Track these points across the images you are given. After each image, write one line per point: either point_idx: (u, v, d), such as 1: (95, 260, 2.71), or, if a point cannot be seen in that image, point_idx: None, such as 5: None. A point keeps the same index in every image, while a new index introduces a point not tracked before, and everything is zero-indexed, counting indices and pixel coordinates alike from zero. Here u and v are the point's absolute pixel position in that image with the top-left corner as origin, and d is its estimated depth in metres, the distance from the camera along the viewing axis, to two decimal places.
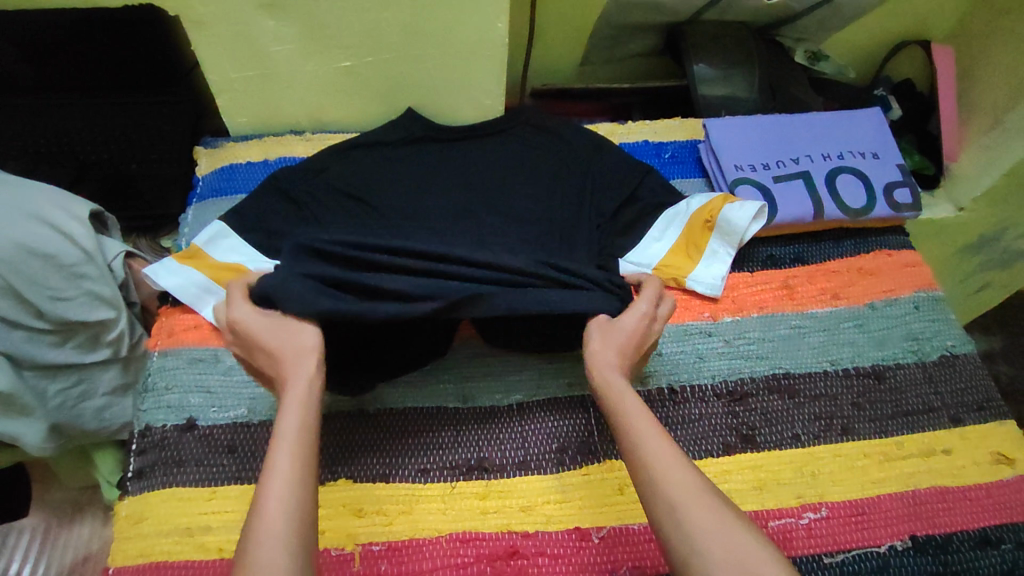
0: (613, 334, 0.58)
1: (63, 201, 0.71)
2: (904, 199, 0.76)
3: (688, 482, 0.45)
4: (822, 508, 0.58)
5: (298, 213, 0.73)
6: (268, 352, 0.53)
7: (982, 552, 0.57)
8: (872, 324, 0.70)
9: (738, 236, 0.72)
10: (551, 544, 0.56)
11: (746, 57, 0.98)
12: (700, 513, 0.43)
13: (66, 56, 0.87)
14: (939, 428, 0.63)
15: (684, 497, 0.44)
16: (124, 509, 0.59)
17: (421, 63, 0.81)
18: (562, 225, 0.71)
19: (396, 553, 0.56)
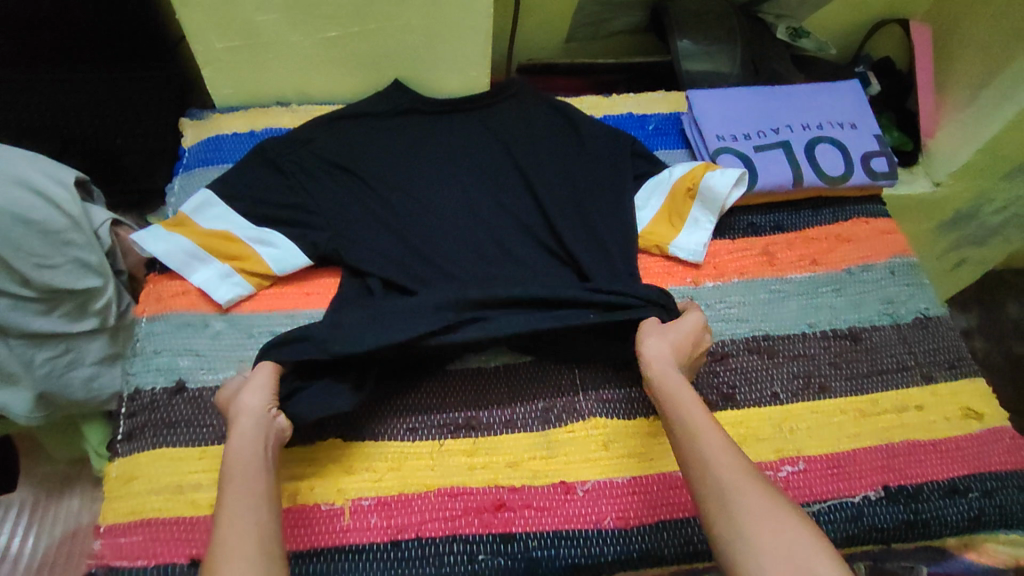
0: (671, 337, 0.60)
1: (47, 167, 0.71)
2: (881, 168, 0.78)
3: (737, 469, 0.48)
4: (800, 461, 0.60)
5: (286, 183, 0.74)
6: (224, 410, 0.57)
7: (950, 500, 0.59)
8: (848, 288, 0.72)
9: (719, 204, 0.73)
10: (537, 498, 0.58)
11: (729, 33, 0.99)
12: (753, 506, 0.46)
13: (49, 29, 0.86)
14: (912, 385, 0.65)
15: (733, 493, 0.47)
16: (115, 470, 0.60)
17: (407, 34, 0.82)
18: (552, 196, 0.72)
19: (386, 507, 0.57)
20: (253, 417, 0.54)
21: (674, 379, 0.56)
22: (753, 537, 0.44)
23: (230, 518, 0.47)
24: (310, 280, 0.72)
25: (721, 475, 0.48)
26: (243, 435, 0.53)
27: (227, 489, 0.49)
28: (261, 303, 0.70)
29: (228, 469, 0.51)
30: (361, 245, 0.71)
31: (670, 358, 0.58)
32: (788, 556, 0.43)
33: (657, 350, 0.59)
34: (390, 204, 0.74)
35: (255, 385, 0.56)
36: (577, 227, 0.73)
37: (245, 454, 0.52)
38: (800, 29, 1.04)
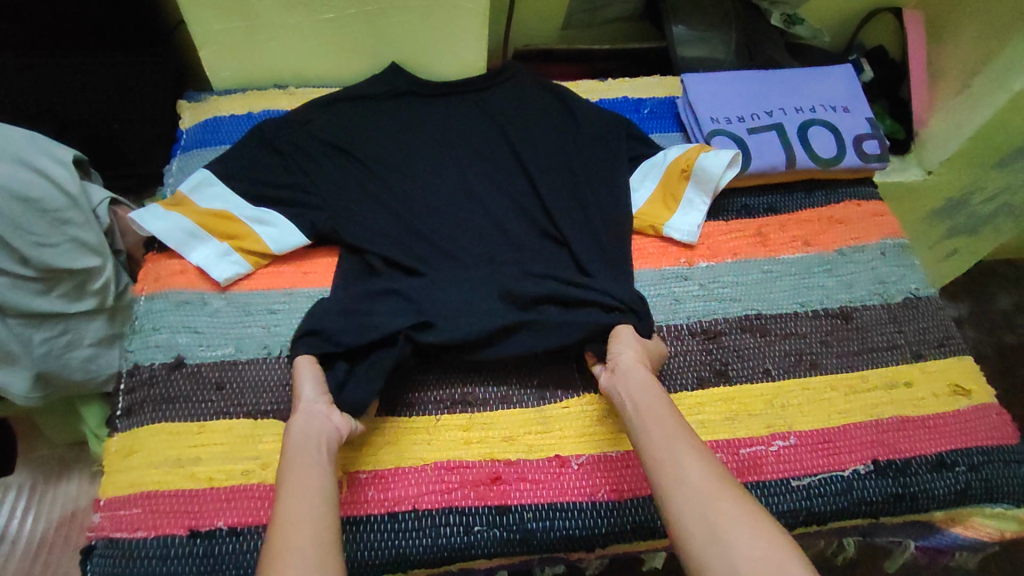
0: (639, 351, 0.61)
1: (45, 146, 0.71)
2: (873, 150, 0.79)
3: (708, 470, 0.49)
4: (791, 436, 0.61)
5: (284, 164, 0.75)
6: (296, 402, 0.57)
7: (938, 474, 0.60)
8: (840, 269, 0.73)
9: (713, 183, 0.74)
10: (532, 471, 0.59)
11: (724, 19, 1.00)
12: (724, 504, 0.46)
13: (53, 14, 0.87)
14: (901, 363, 0.66)
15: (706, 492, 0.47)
16: (114, 445, 0.61)
17: (404, 16, 0.82)
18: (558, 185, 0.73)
19: (383, 479, 0.58)
20: (308, 415, 0.55)
21: (646, 388, 0.57)
22: (727, 542, 0.44)
23: (291, 506, 0.48)
24: (308, 259, 0.72)
25: (693, 482, 0.48)
26: (302, 429, 0.54)
27: (287, 477, 0.50)
28: (259, 282, 0.71)
29: (288, 458, 0.51)
30: (358, 225, 0.71)
31: (642, 371, 0.59)
32: (764, 561, 0.43)
33: (628, 362, 0.60)
34: (387, 185, 0.75)
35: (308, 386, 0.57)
36: (573, 208, 0.74)
37: (304, 444, 0.52)
38: (795, 16, 1.05)
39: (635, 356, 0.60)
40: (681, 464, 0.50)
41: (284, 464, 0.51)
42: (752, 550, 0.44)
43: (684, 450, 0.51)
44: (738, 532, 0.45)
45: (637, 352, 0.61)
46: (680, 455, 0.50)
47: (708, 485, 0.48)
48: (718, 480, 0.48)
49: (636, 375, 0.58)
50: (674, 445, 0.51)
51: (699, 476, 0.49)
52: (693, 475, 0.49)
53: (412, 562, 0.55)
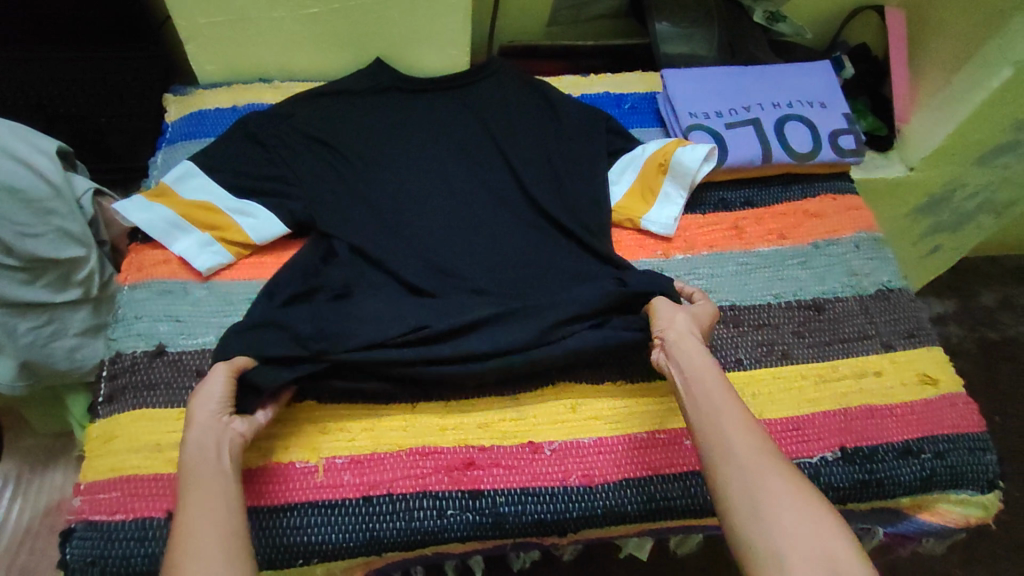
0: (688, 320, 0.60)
1: (28, 136, 0.72)
2: (848, 145, 0.80)
3: (758, 445, 0.48)
4: (760, 424, 0.62)
5: (267, 156, 0.76)
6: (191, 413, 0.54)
7: (903, 461, 0.61)
8: (814, 261, 0.74)
9: (689, 178, 0.75)
10: (505, 457, 0.60)
11: (706, 16, 1.01)
12: (771, 480, 0.46)
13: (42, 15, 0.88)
14: (871, 353, 0.67)
15: (754, 468, 0.47)
16: (95, 431, 0.62)
17: (387, 11, 0.83)
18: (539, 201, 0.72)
19: (359, 464, 0.59)
20: (202, 425, 0.52)
21: (693, 355, 0.56)
22: (770, 515, 0.44)
23: (185, 523, 0.45)
24: (289, 249, 0.73)
25: (737, 453, 0.48)
26: (195, 444, 0.51)
27: (185, 496, 0.48)
28: (240, 272, 0.72)
29: (185, 474, 0.49)
30: (338, 216, 0.72)
31: (692, 339, 0.58)
32: (806, 536, 0.43)
33: (675, 330, 0.59)
34: (369, 178, 0.76)
35: (208, 393, 0.54)
36: (552, 201, 0.75)
37: (200, 459, 0.50)
38: (777, 13, 1.06)
39: (683, 324, 0.59)
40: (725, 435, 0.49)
41: (182, 482, 0.49)
42: (794, 525, 0.43)
43: (730, 419, 0.50)
44: (783, 505, 0.44)
45: (684, 321, 0.60)
46: (725, 425, 0.50)
47: (753, 457, 0.47)
48: (764, 455, 0.47)
49: (687, 345, 0.57)
50: (718, 415, 0.51)
51: (743, 447, 0.48)
52: (737, 446, 0.48)
53: (385, 545, 0.57)
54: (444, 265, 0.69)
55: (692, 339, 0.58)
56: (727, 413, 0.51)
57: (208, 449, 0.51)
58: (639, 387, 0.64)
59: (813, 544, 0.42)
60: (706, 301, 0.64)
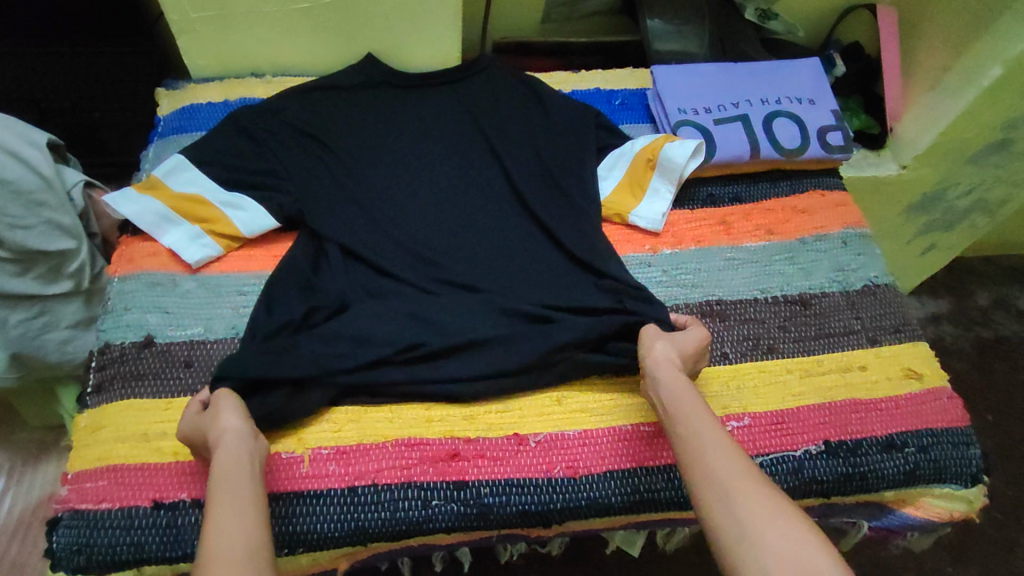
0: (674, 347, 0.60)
1: (19, 128, 0.73)
2: (836, 142, 0.80)
3: (740, 468, 0.48)
4: (745, 417, 0.62)
5: (257, 149, 0.76)
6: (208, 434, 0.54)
7: (887, 455, 0.61)
8: (801, 257, 0.74)
9: (677, 173, 0.76)
10: (490, 448, 0.60)
11: (698, 13, 1.02)
12: (753, 501, 0.46)
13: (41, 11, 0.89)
14: (857, 348, 0.68)
15: (737, 489, 0.47)
16: (84, 420, 0.62)
17: (379, 6, 0.83)
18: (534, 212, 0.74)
19: (345, 455, 0.59)
20: (228, 433, 0.53)
21: (676, 380, 0.57)
22: (753, 533, 0.44)
23: (217, 523, 0.46)
24: (278, 243, 0.74)
25: (721, 472, 0.48)
26: (221, 458, 0.51)
27: (216, 496, 0.49)
28: (229, 265, 0.72)
29: (215, 483, 0.50)
30: (328, 211, 0.73)
31: (674, 365, 0.58)
32: (789, 554, 0.43)
33: (658, 356, 0.59)
34: (358, 175, 0.76)
35: (225, 413, 0.55)
36: (541, 197, 0.75)
37: (233, 463, 0.51)
38: (768, 12, 1.07)
39: (668, 350, 0.60)
40: (708, 456, 0.49)
41: (213, 483, 0.50)
42: (778, 542, 0.43)
43: (715, 440, 0.50)
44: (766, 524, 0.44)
45: (669, 347, 0.60)
46: (708, 445, 0.50)
47: (735, 477, 0.48)
48: (747, 477, 0.47)
49: (670, 372, 0.57)
50: (702, 435, 0.51)
51: (726, 467, 0.48)
52: (720, 466, 0.48)
53: (370, 534, 0.57)
54: (432, 260, 0.70)
55: (673, 365, 0.58)
56: (710, 437, 0.51)
57: (239, 455, 0.52)
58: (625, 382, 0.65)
59: (796, 563, 0.42)
60: (694, 323, 0.65)
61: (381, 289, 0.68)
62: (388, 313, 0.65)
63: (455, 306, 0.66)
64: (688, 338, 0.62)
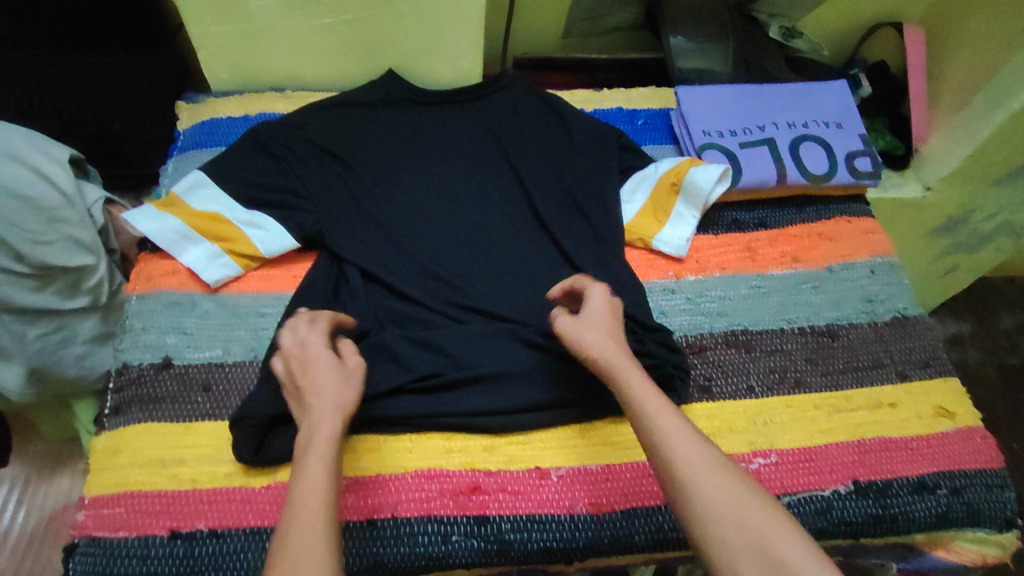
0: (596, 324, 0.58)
1: (42, 144, 0.72)
2: (865, 167, 0.78)
3: (697, 452, 0.48)
4: (771, 454, 0.61)
5: (277, 167, 0.76)
6: (311, 386, 0.55)
7: (918, 497, 0.60)
8: (827, 287, 0.73)
9: (703, 199, 0.74)
10: (512, 482, 0.59)
11: (722, 30, 1.00)
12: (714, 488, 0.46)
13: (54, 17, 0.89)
14: (886, 383, 0.66)
15: (698, 476, 0.47)
16: (101, 443, 0.62)
17: (401, 23, 0.83)
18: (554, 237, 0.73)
19: (363, 486, 0.58)
20: (339, 408, 0.53)
21: (620, 363, 0.55)
22: (720, 526, 0.45)
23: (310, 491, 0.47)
24: (297, 263, 0.73)
25: (683, 464, 0.48)
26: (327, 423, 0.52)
27: (310, 462, 0.49)
28: (248, 285, 0.71)
29: (315, 445, 0.50)
30: (349, 233, 0.72)
31: (613, 348, 0.56)
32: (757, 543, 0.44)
33: (585, 342, 0.57)
34: (378, 196, 0.75)
35: (341, 379, 0.55)
36: (566, 223, 0.74)
37: (334, 435, 0.52)
38: (792, 30, 1.04)
39: (595, 333, 0.57)
40: (670, 446, 0.49)
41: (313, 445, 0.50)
42: (745, 531, 0.44)
43: (677, 428, 0.50)
44: (729, 516, 0.45)
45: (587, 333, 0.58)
46: (670, 435, 0.49)
47: (698, 467, 0.48)
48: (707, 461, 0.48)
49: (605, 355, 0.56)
50: (661, 424, 0.50)
51: (688, 458, 0.48)
52: (682, 458, 0.48)
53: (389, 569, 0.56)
54: (453, 287, 0.69)
55: (604, 348, 0.56)
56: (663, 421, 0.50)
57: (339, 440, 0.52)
58: None
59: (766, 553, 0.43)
60: (603, 288, 0.62)
61: (402, 315, 0.67)
62: (408, 341, 0.64)
63: (476, 334, 0.65)
64: (603, 309, 0.59)
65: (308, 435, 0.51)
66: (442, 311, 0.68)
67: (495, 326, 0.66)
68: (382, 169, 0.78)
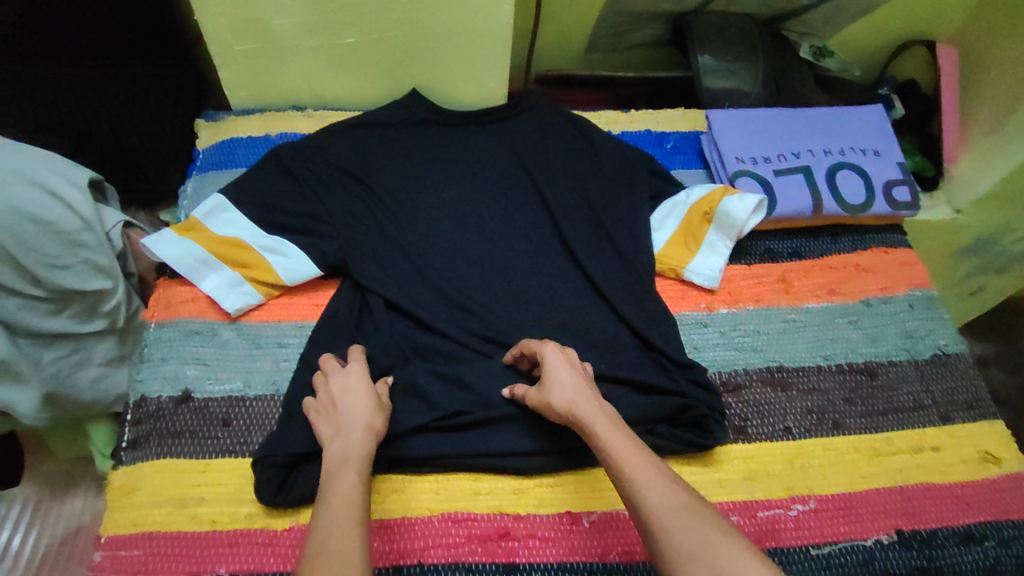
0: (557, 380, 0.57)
1: (61, 167, 0.71)
2: (903, 197, 0.76)
3: (663, 496, 0.46)
4: (810, 500, 0.59)
5: (299, 191, 0.74)
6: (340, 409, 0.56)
7: (965, 548, 0.57)
8: (865, 321, 0.71)
9: (736, 229, 0.72)
10: (541, 527, 0.57)
11: (751, 50, 0.98)
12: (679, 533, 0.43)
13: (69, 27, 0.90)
14: (929, 426, 0.64)
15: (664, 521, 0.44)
16: (118, 479, 0.60)
17: (426, 43, 0.81)
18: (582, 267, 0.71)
19: (389, 530, 0.56)
20: (370, 429, 0.54)
21: (587, 416, 0.53)
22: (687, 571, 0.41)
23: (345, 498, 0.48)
24: (320, 291, 0.71)
25: (654, 513, 0.45)
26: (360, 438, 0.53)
27: (344, 474, 0.50)
28: (270, 314, 0.70)
29: (350, 459, 0.51)
30: (373, 261, 0.70)
31: (579, 400, 0.54)
32: None
33: (548, 401, 0.55)
34: (402, 221, 0.73)
35: (371, 405, 0.56)
36: (596, 252, 0.72)
37: (365, 452, 0.52)
38: (825, 48, 1.05)
39: (555, 390, 0.55)
40: (640, 495, 0.46)
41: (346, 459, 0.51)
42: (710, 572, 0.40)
43: (646, 476, 0.47)
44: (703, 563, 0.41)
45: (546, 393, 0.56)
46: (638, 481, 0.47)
47: (671, 513, 0.45)
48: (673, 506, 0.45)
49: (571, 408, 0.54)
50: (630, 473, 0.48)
51: (660, 505, 0.45)
52: (649, 505, 0.45)
53: None
54: (479, 318, 0.68)
55: (568, 404, 0.54)
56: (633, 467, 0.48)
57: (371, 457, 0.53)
58: (683, 456, 0.61)
59: None
60: (557, 345, 0.60)
61: (427, 348, 0.65)
62: (434, 377, 0.62)
63: (504, 370, 0.63)
64: (562, 365, 0.57)
65: (344, 448, 0.52)
66: (468, 344, 0.66)
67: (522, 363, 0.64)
68: (404, 193, 0.76)
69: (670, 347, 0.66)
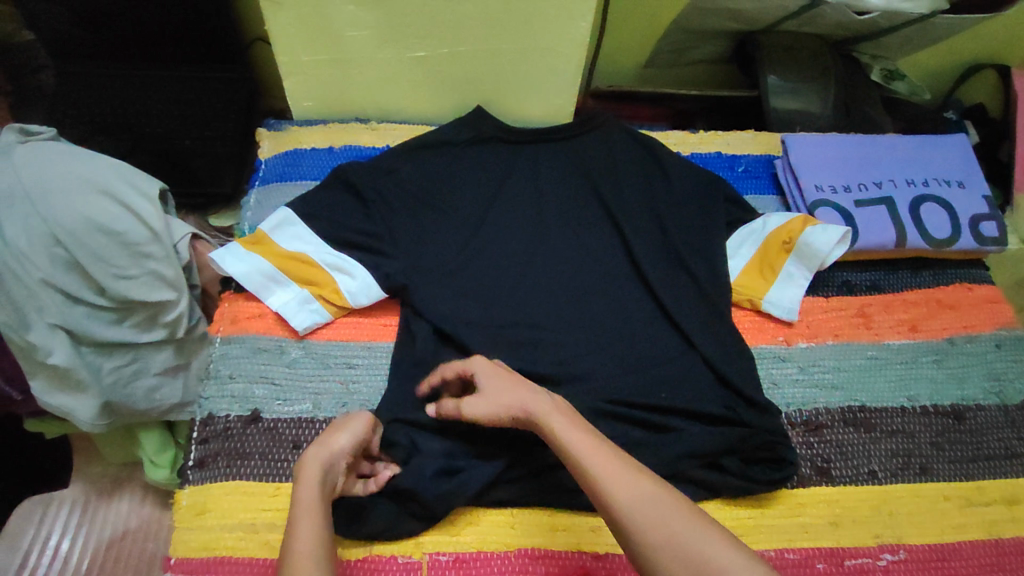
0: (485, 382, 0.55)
1: (134, 178, 0.70)
2: (990, 232, 0.74)
3: (632, 488, 0.44)
4: (899, 550, 0.57)
5: (364, 209, 0.72)
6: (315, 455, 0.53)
7: None
8: (950, 361, 0.68)
9: (818, 260, 0.70)
10: (621, 568, 0.55)
11: (823, 73, 0.95)
12: (652, 525, 0.42)
13: (126, 31, 0.87)
14: (1020, 475, 0.62)
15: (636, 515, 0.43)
16: (186, 499, 0.59)
17: (496, 59, 0.79)
18: (655, 293, 0.69)
19: (464, 565, 0.55)
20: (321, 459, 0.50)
21: (537, 410, 0.51)
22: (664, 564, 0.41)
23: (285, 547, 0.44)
24: (388, 311, 0.70)
25: (621, 505, 0.44)
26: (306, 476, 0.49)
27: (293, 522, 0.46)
28: (338, 333, 0.68)
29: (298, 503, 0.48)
30: (442, 283, 0.69)
31: (522, 397, 0.53)
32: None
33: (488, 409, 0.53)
34: (469, 241, 0.72)
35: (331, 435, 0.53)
36: (671, 280, 0.70)
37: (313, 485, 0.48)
38: (895, 72, 1.02)
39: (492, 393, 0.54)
40: (606, 491, 0.45)
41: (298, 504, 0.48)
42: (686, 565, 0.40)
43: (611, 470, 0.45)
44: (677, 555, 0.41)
45: (484, 399, 0.54)
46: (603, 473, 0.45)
47: (638, 504, 0.44)
48: (645, 498, 0.44)
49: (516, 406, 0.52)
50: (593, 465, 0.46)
51: (628, 501, 0.44)
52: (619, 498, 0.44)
53: None
54: (551, 346, 0.66)
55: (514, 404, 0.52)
56: (596, 460, 0.46)
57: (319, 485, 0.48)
58: (764, 497, 0.59)
59: None
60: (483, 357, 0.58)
61: None
62: None
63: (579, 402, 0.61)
64: (490, 370, 0.56)
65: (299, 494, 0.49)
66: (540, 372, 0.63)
67: (597, 398, 0.62)
68: (472, 211, 0.74)
69: (749, 382, 0.64)
